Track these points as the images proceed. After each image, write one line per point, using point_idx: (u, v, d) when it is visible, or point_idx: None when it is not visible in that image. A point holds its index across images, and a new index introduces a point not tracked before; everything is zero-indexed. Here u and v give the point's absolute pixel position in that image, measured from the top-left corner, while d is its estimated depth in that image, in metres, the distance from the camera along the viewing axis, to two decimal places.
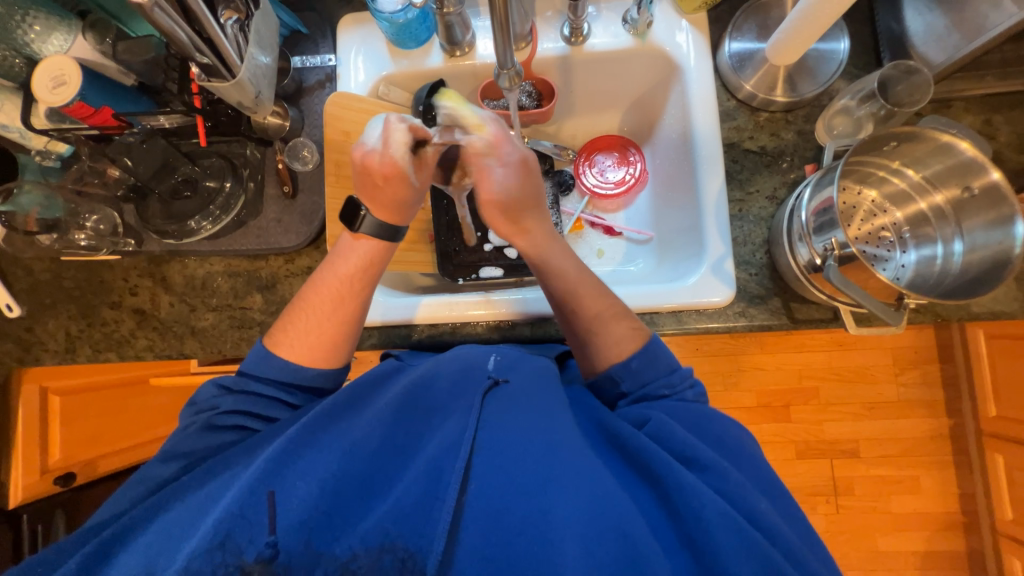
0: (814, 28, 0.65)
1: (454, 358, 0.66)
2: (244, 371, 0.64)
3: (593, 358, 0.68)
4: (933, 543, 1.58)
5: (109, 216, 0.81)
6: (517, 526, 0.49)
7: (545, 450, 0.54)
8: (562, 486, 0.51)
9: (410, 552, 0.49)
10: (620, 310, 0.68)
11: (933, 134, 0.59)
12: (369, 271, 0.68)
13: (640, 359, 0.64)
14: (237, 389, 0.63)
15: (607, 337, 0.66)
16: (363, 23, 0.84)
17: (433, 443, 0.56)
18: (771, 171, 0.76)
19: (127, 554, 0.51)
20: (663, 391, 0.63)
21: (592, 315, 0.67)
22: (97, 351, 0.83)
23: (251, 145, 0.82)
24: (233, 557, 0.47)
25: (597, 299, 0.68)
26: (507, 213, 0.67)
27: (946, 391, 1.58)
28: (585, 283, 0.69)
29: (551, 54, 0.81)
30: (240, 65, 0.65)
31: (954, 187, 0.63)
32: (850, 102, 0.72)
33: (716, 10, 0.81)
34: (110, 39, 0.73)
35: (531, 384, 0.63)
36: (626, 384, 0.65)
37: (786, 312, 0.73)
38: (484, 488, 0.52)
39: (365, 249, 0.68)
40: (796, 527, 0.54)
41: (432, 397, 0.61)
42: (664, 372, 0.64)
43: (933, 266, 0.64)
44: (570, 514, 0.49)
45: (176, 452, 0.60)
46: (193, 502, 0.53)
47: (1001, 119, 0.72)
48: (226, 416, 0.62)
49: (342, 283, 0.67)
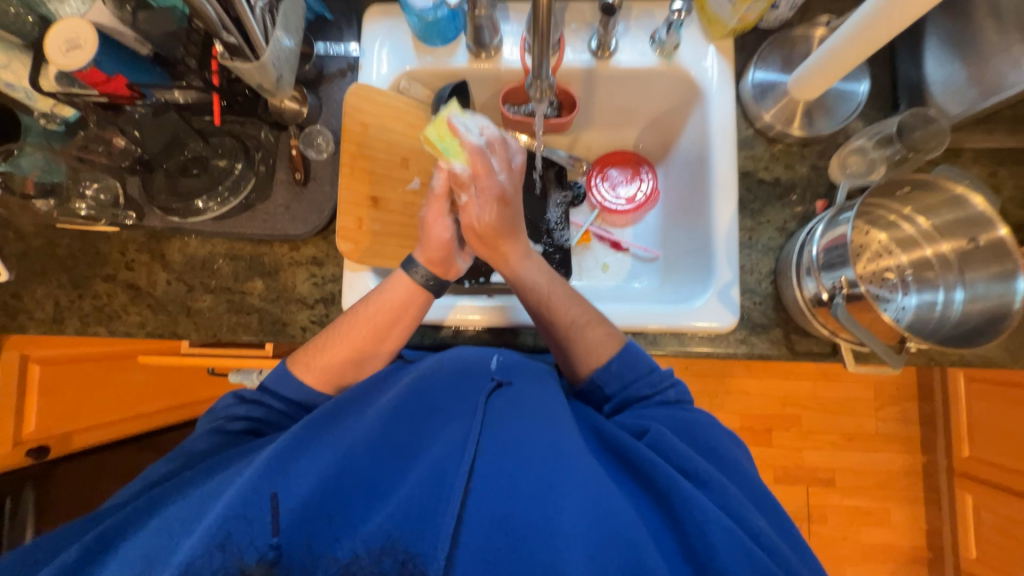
0: (839, 68, 0.66)
1: (457, 356, 0.65)
2: (265, 385, 0.65)
3: (573, 364, 0.69)
4: (898, 575, 1.62)
5: (111, 186, 0.79)
6: (520, 533, 0.49)
7: (548, 457, 0.54)
8: (566, 495, 0.51)
9: (410, 555, 0.48)
10: (598, 316, 0.69)
11: (946, 183, 0.62)
12: (404, 311, 0.68)
13: (619, 361, 0.66)
14: (251, 399, 0.65)
15: (584, 344, 0.67)
16: (390, 15, 0.83)
17: (436, 444, 0.56)
18: (782, 204, 0.78)
19: (126, 549, 0.50)
20: (644, 391, 0.65)
21: (568, 321, 0.68)
22: (85, 324, 0.81)
23: (265, 127, 0.81)
24: (233, 558, 0.46)
25: (572, 306, 0.69)
26: (485, 241, 0.68)
27: (922, 429, 1.62)
28: (558, 294, 0.69)
29: (576, 67, 0.82)
30: (265, 47, 0.63)
31: (961, 237, 0.64)
32: (866, 143, 0.74)
33: (743, 40, 0.82)
34: (132, 5, 0.69)
35: (533, 387, 0.62)
36: (609, 387, 0.66)
37: (786, 343, 0.74)
38: (486, 491, 0.52)
39: (412, 295, 0.68)
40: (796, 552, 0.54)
41: (434, 394, 0.61)
42: (643, 371, 0.66)
43: (932, 312, 0.65)
44: (575, 524, 0.49)
45: (187, 452, 0.62)
46: (195, 498, 0.53)
47: (1005, 173, 0.74)
48: (236, 421, 0.63)
49: (387, 325, 0.68)
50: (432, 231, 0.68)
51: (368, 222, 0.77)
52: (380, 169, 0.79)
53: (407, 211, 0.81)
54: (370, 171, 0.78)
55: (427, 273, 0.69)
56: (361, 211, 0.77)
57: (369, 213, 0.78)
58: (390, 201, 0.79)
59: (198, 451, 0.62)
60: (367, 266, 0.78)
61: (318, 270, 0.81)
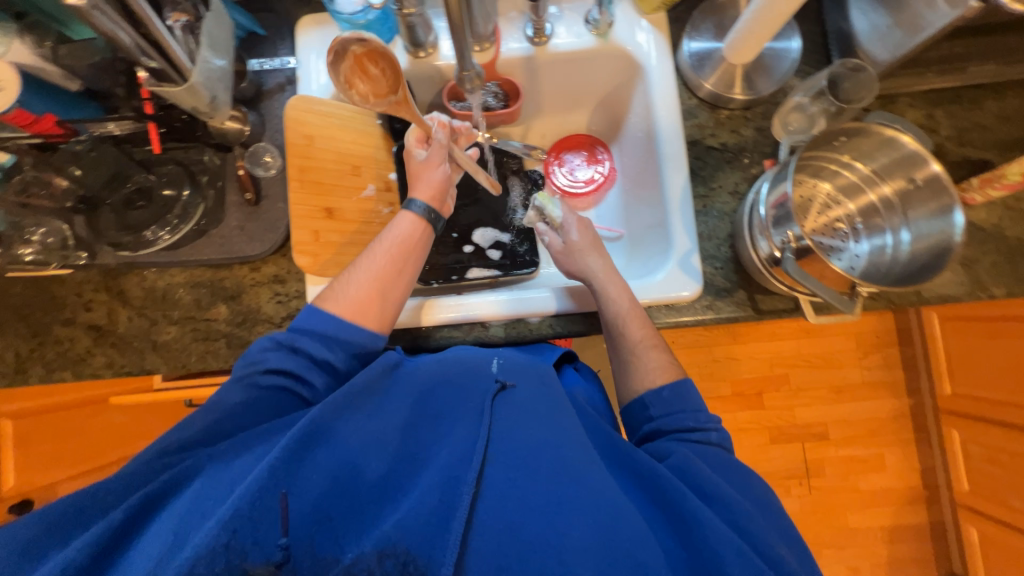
0: (768, 26, 0.67)
1: (463, 362, 0.67)
2: (295, 326, 0.65)
3: (626, 380, 0.70)
4: (899, 517, 1.66)
5: (58, 228, 0.76)
6: (530, 534, 0.51)
7: (556, 466, 0.55)
8: (575, 504, 0.52)
9: (411, 556, 0.49)
10: (661, 341, 0.71)
11: (877, 129, 0.63)
12: (416, 249, 0.72)
13: (671, 390, 0.66)
14: (286, 345, 0.64)
15: (644, 363, 0.69)
16: (323, 24, 0.82)
17: (443, 451, 0.57)
18: (732, 167, 0.79)
19: (165, 522, 0.50)
20: (689, 423, 0.64)
21: (634, 339, 0.70)
22: (50, 370, 0.79)
23: (209, 151, 0.79)
24: (238, 559, 0.46)
25: (640, 326, 0.71)
26: (566, 260, 0.78)
27: (906, 372, 1.66)
28: (632, 313, 0.72)
29: (516, 55, 0.82)
30: (192, 69, 0.62)
31: (900, 179, 0.66)
32: (803, 99, 0.75)
33: (675, 11, 0.82)
34: (51, 42, 0.68)
35: (538, 390, 0.64)
36: (655, 408, 0.66)
37: (751, 303, 0.75)
38: (495, 495, 0.53)
39: (416, 224, 0.73)
40: (768, 517, 0.58)
41: (441, 402, 0.62)
42: (693, 407, 0.65)
43: (885, 255, 0.67)
44: (586, 537, 0.50)
45: (219, 404, 0.59)
46: (218, 482, 0.53)
47: (941, 113, 0.77)
48: (269, 375, 0.62)
49: (401, 254, 0.70)
50: (427, 171, 0.74)
51: (326, 233, 0.77)
52: (331, 179, 0.78)
53: (364, 218, 0.81)
54: (321, 183, 0.77)
55: (425, 205, 0.73)
56: (316, 223, 0.76)
57: (325, 224, 0.77)
58: (346, 210, 0.79)
59: (226, 406, 0.59)
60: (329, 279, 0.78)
61: (281, 287, 0.80)
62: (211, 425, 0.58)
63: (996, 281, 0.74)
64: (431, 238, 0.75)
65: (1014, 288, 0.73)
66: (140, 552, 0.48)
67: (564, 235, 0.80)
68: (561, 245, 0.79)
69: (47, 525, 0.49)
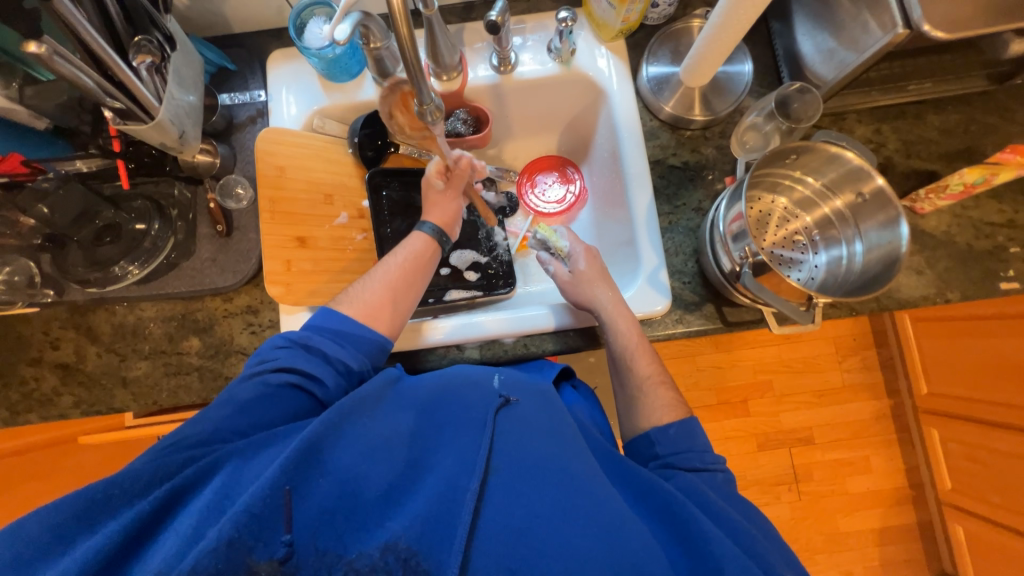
0: (719, 52, 0.70)
1: (466, 373, 0.68)
2: (310, 326, 0.66)
3: (632, 411, 0.71)
4: (888, 519, 1.67)
5: (24, 266, 0.76)
6: (537, 540, 0.52)
7: (561, 477, 0.56)
8: (580, 514, 0.54)
9: (413, 552, 0.50)
10: (667, 378, 0.73)
11: (823, 147, 0.66)
12: (424, 264, 0.75)
13: (677, 428, 0.67)
14: (298, 345, 0.64)
15: (650, 396, 0.70)
16: (293, 58, 0.84)
17: (449, 458, 0.57)
18: (695, 185, 0.81)
19: (185, 516, 0.48)
20: (696, 464, 0.64)
21: (641, 375, 0.72)
22: (14, 413, 0.77)
23: (179, 184, 0.80)
24: (244, 559, 0.45)
25: (649, 361, 0.72)
26: (575, 288, 0.77)
27: (885, 373, 1.69)
28: (639, 346, 0.73)
29: (482, 83, 0.85)
30: (159, 107, 0.63)
31: (849, 192, 0.69)
32: (757, 118, 0.79)
33: (634, 38, 0.86)
34: (18, 82, 0.68)
35: (540, 403, 0.65)
36: (661, 445, 0.66)
37: (719, 316, 0.77)
38: (501, 502, 0.54)
39: (427, 242, 0.77)
40: (759, 527, 0.60)
41: (445, 411, 0.63)
42: (699, 448, 0.66)
43: (841, 266, 0.70)
44: (588, 543, 0.52)
45: (234, 399, 0.58)
46: (235, 475, 0.51)
47: (888, 128, 0.81)
48: (278, 373, 0.61)
49: (413, 269, 0.74)
50: (438, 201, 0.80)
51: (298, 262, 0.77)
52: (303, 209, 0.79)
53: (336, 246, 0.82)
54: (292, 213, 0.78)
55: (434, 227, 0.78)
56: (288, 253, 0.77)
57: (298, 253, 0.77)
58: (318, 238, 0.80)
59: (240, 401, 0.57)
60: (304, 308, 0.78)
61: (254, 318, 0.80)
62: (228, 420, 0.56)
63: (949, 285, 0.77)
64: (438, 257, 0.78)
65: (967, 292, 0.77)
66: (162, 546, 0.46)
67: (571, 264, 0.80)
68: (569, 274, 0.79)
69: (76, 513, 0.46)
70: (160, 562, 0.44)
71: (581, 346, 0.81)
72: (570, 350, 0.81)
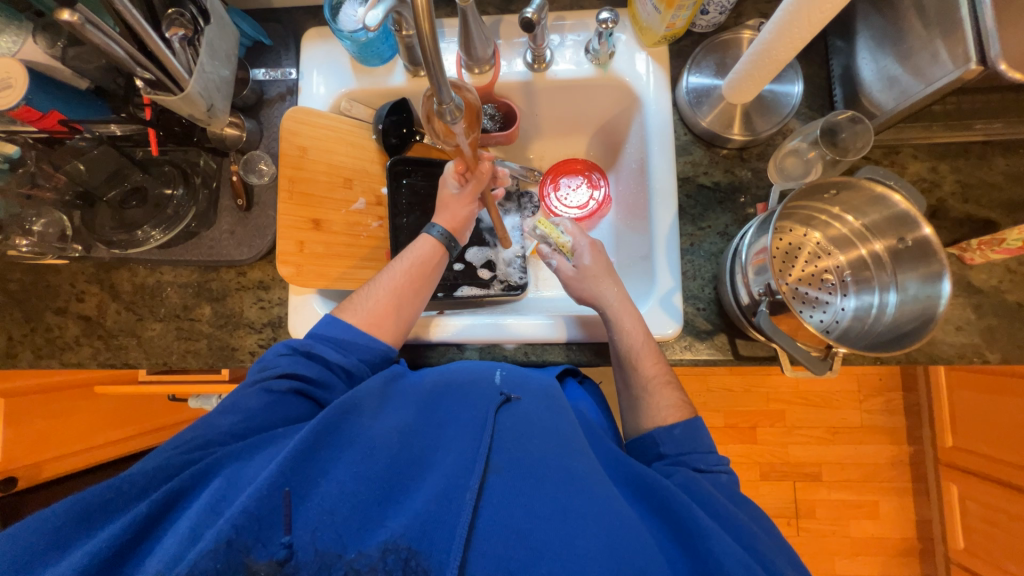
0: (767, 71, 0.66)
1: (464, 372, 0.68)
2: (316, 334, 0.67)
3: (637, 417, 0.68)
4: (890, 569, 1.60)
5: (59, 220, 0.79)
6: (537, 548, 0.50)
7: (560, 477, 0.55)
8: (580, 517, 0.52)
9: (413, 552, 0.49)
10: (674, 378, 0.69)
11: (867, 185, 0.61)
12: (429, 270, 0.75)
13: (682, 428, 0.64)
14: (300, 353, 0.65)
15: (655, 399, 0.67)
16: (327, 37, 0.83)
17: (448, 459, 0.57)
18: (724, 208, 0.77)
19: (183, 519, 0.49)
20: (699, 464, 0.62)
21: (646, 376, 0.68)
22: (38, 356, 0.82)
23: (205, 155, 0.81)
24: (241, 556, 0.45)
25: (654, 362, 0.69)
26: (579, 286, 0.75)
27: (909, 419, 1.60)
28: (644, 350, 0.69)
29: (513, 79, 0.82)
30: (189, 79, 0.63)
31: (891, 237, 0.65)
32: (801, 144, 0.74)
33: (678, 45, 0.82)
34: (63, 42, 0.69)
35: (542, 403, 0.64)
36: (664, 445, 0.64)
37: (730, 347, 0.74)
38: (498, 506, 0.53)
39: (435, 253, 0.76)
40: (764, 529, 0.58)
41: (444, 411, 0.63)
42: (704, 448, 0.63)
43: (869, 314, 0.66)
44: (591, 547, 0.50)
45: (238, 407, 0.59)
46: (235, 478, 0.52)
47: (945, 167, 0.74)
48: (280, 380, 0.62)
49: (419, 276, 0.73)
50: (450, 203, 0.78)
51: (310, 244, 0.78)
52: (320, 191, 0.79)
53: (350, 231, 0.82)
54: (311, 195, 0.78)
55: (443, 232, 0.77)
56: (302, 234, 0.77)
57: (311, 235, 0.78)
58: (333, 222, 0.80)
59: (244, 408, 0.59)
60: (312, 289, 0.79)
61: (265, 294, 0.82)
62: (230, 427, 0.57)
63: (991, 344, 0.71)
64: (445, 263, 0.77)
65: (1009, 354, 0.71)
66: (163, 546, 0.47)
67: (576, 259, 0.77)
68: (573, 270, 0.77)
69: (75, 514, 0.48)
70: (160, 562, 0.45)
71: (584, 361, 0.79)
72: (573, 363, 0.80)
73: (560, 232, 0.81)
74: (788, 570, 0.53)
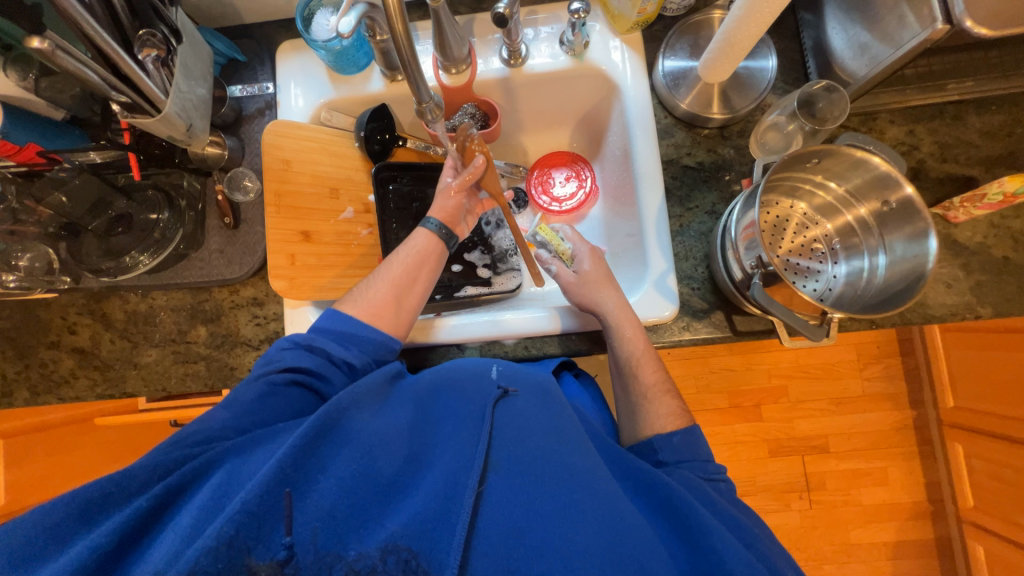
0: (740, 48, 0.66)
1: (460, 368, 0.68)
2: (317, 327, 0.67)
3: (635, 422, 0.69)
4: (904, 533, 1.61)
5: (44, 253, 0.78)
6: (537, 541, 0.51)
7: (558, 470, 0.56)
8: (578, 511, 0.53)
9: (413, 553, 0.49)
10: (672, 386, 0.70)
11: (848, 151, 0.62)
12: (429, 259, 0.75)
13: (682, 436, 0.64)
14: (303, 345, 0.65)
15: (651, 407, 0.68)
16: (301, 49, 0.83)
17: (447, 457, 0.57)
18: (709, 186, 0.78)
19: (184, 516, 0.49)
20: (698, 472, 0.62)
21: (646, 384, 0.69)
22: (35, 394, 0.81)
23: (188, 176, 0.81)
24: (242, 557, 0.45)
25: (653, 370, 0.70)
26: (581, 292, 0.75)
27: (909, 383, 1.62)
28: (644, 358, 0.70)
29: (491, 76, 0.82)
30: (165, 100, 0.63)
31: (875, 200, 0.66)
32: (779, 118, 0.75)
33: (651, 30, 0.83)
34: (35, 74, 0.68)
35: (540, 398, 0.64)
36: (663, 453, 0.64)
37: (728, 324, 0.74)
38: (498, 500, 0.54)
39: (431, 243, 0.76)
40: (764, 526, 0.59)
41: (442, 408, 0.63)
42: (701, 457, 0.64)
43: (861, 278, 0.67)
44: (589, 539, 0.51)
45: (237, 401, 0.59)
46: (235, 473, 0.52)
47: (922, 129, 0.75)
48: (283, 373, 0.62)
49: (418, 265, 0.73)
50: (448, 194, 0.78)
51: (301, 256, 0.77)
52: (308, 203, 0.79)
53: (340, 240, 0.82)
54: (298, 208, 0.78)
55: (439, 224, 0.77)
56: (292, 247, 0.77)
57: (301, 247, 0.78)
58: (323, 233, 0.80)
59: (244, 401, 0.58)
60: (307, 300, 0.79)
61: (260, 310, 0.81)
62: (230, 421, 0.57)
63: (982, 300, 0.72)
64: (444, 255, 0.78)
65: (1001, 308, 0.72)
66: (162, 545, 0.47)
67: (575, 265, 0.78)
68: (573, 277, 0.77)
69: (73, 515, 0.47)
70: (160, 562, 0.45)
71: (582, 350, 0.80)
72: (570, 353, 0.80)
73: (562, 240, 0.83)
74: (788, 569, 0.54)
